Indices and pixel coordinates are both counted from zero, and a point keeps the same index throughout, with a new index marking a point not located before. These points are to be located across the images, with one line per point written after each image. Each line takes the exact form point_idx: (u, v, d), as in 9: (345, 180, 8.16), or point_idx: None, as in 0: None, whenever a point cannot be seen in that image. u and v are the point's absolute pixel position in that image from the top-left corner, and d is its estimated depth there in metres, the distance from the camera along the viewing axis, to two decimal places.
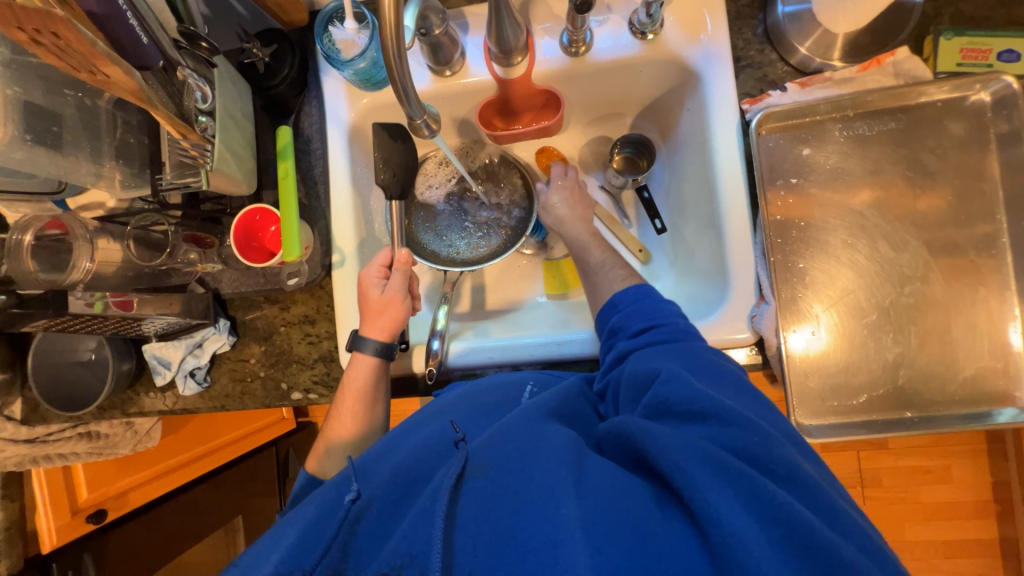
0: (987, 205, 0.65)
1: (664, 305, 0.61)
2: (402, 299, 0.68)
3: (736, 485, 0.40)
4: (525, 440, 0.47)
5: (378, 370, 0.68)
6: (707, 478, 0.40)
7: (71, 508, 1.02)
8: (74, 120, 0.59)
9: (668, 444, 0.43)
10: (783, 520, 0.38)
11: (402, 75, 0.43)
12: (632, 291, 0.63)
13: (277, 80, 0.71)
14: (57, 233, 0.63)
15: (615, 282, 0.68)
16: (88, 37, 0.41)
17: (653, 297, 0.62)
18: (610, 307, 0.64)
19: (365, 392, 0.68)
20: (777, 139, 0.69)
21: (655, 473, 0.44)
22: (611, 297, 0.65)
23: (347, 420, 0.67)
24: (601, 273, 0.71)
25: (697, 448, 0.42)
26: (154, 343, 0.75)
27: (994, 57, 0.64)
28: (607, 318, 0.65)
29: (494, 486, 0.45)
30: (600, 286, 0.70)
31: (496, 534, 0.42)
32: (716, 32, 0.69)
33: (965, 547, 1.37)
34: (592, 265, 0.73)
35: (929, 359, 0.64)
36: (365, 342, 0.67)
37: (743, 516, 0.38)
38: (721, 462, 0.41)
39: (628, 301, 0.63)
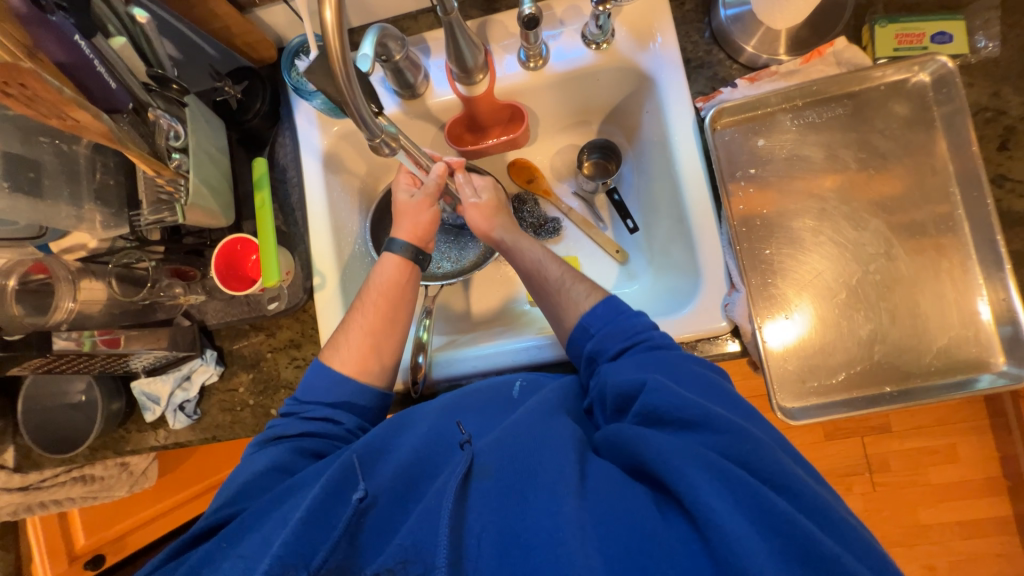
0: (939, 179, 0.67)
1: (637, 319, 0.61)
2: (429, 208, 0.72)
3: (737, 494, 0.40)
4: (528, 441, 0.48)
5: (409, 273, 0.71)
6: (706, 482, 0.41)
7: (68, 555, 1.06)
8: (53, 167, 0.61)
9: (668, 451, 0.44)
10: (778, 523, 0.39)
11: (355, 99, 0.46)
12: (601, 309, 0.62)
13: (250, 115, 0.74)
14: (42, 276, 0.65)
15: (580, 300, 0.65)
16: (54, 85, 0.44)
17: (624, 313, 0.62)
18: (581, 333, 0.62)
19: (393, 295, 0.69)
20: (732, 133, 0.71)
21: (654, 478, 0.45)
22: (580, 320, 0.63)
23: (358, 338, 0.67)
24: (563, 294, 0.67)
25: (697, 455, 0.43)
26: (143, 379, 0.76)
27: (928, 40, 0.68)
28: (580, 344, 0.63)
29: (500, 486, 0.45)
30: (564, 310, 0.66)
31: (499, 534, 0.43)
32: (666, 40, 0.72)
33: (980, 526, 1.35)
34: (551, 282, 0.68)
35: (902, 333, 0.65)
36: (395, 243, 0.71)
37: (741, 522, 0.39)
38: (718, 468, 0.42)
39: (600, 323, 0.62)
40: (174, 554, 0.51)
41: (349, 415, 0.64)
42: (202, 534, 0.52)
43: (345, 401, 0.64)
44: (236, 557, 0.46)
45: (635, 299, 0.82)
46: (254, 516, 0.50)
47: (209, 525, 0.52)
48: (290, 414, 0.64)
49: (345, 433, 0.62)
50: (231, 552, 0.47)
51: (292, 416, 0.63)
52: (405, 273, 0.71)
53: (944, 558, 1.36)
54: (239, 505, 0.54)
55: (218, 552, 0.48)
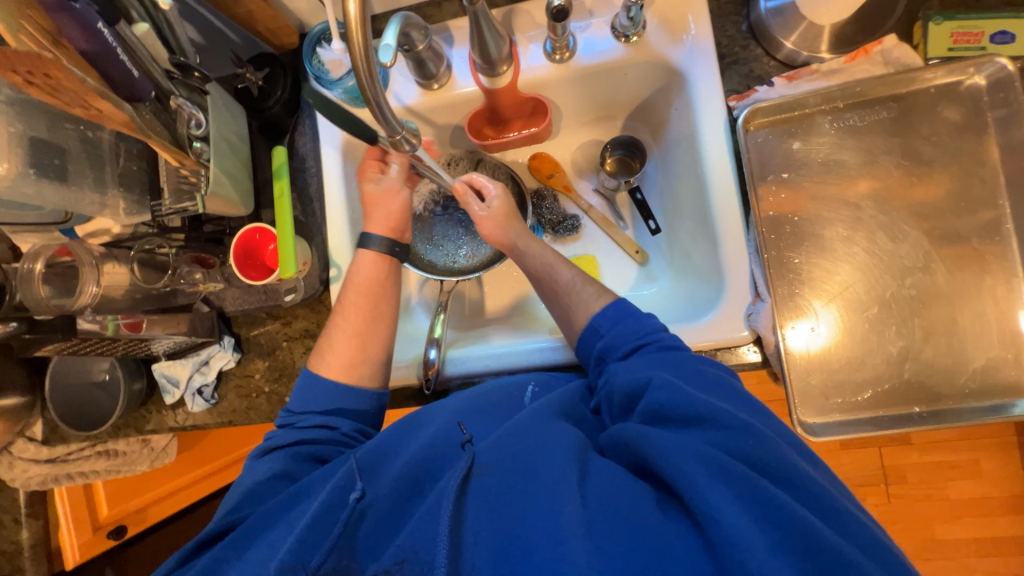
0: (988, 191, 0.63)
1: (647, 320, 0.59)
2: (399, 191, 0.73)
3: (737, 488, 0.39)
4: (529, 440, 0.47)
5: (388, 267, 0.72)
6: (710, 482, 0.40)
7: (93, 525, 1.10)
8: (78, 153, 0.62)
9: (670, 449, 0.43)
10: (786, 524, 0.37)
11: (376, 93, 0.44)
12: (611, 311, 0.60)
13: (271, 101, 0.73)
14: (67, 259, 0.66)
15: (592, 302, 0.63)
16: (78, 76, 0.44)
17: (634, 313, 0.60)
18: (591, 333, 0.61)
19: (372, 293, 0.70)
20: (766, 135, 0.68)
21: (658, 478, 0.44)
22: (591, 320, 0.62)
23: (343, 342, 0.67)
24: (573, 295, 0.65)
25: (701, 454, 0.42)
26: (163, 362, 0.77)
27: (987, 39, 0.63)
28: (590, 344, 0.61)
29: (499, 485, 0.44)
30: (574, 311, 0.64)
31: (497, 532, 0.42)
32: (700, 33, 0.69)
33: (999, 544, 1.31)
34: (562, 285, 0.66)
35: (936, 352, 0.62)
36: (371, 238, 0.71)
37: (747, 524, 0.37)
38: (723, 466, 0.40)
39: (610, 324, 0.60)
40: (181, 561, 0.51)
41: (344, 419, 0.64)
42: (207, 540, 0.53)
43: (340, 407, 0.64)
44: (242, 564, 0.48)
45: (653, 302, 0.80)
46: (258, 522, 0.51)
47: (216, 530, 0.53)
48: (287, 423, 0.64)
49: (342, 438, 0.62)
50: (239, 560, 0.48)
51: (288, 427, 0.63)
52: (384, 269, 0.71)
53: (958, 574, 1.33)
54: (243, 512, 0.55)
55: (225, 558, 0.49)
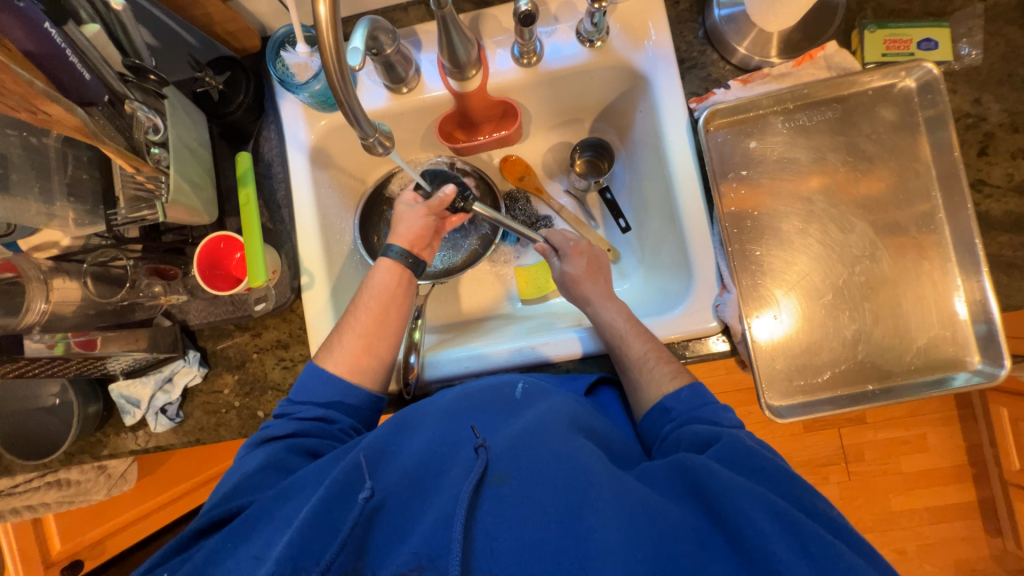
0: (922, 184, 0.69)
1: (722, 412, 0.59)
2: (423, 214, 0.74)
3: (800, 545, 0.43)
4: (565, 461, 0.48)
5: (402, 277, 0.72)
6: (769, 521, 0.44)
7: (44, 560, 1.02)
8: (20, 160, 0.58)
9: (732, 488, 0.46)
10: (830, 560, 0.42)
11: (350, 99, 0.44)
12: (686, 394, 0.60)
13: (233, 106, 0.71)
14: (11, 275, 0.62)
15: (665, 382, 0.62)
16: (25, 78, 0.41)
17: (709, 402, 0.60)
18: (660, 412, 0.61)
19: (388, 299, 0.70)
20: (725, 135, 0.72)
21: (704, 504, 0.47)
22: (660, 399, 0.62)
23: (354, 341, 0.66)
24: (646, 373, 0.64)
25: (759, 496, 0.46)
26: (121, 382, 0.73)
27: (915, 46, 0.69)
28: (657, 424, 0.61)
29: (518, 494, 0.46)
30: (645, 387, 0.64)
31: (521, 542, 0.43)
32: (660, 38, 0.72)
33: (947, 511, 1.42)
34: (632, 360, 0.65)
35: (884, 332, 0.67)
36: (392, 248, 0.72)
37: (797, 560, 0.42)
38: (782, 512, 0.44)
39: (683, 407, 0.60)
40: (176, 550, 0.50)
41: (342, 414, 0.64)
42: (208, 528, 0.52)
43: (339, 400, 0.64)
44: (237, 561, 0.46)
45: (628, 298, 0.83)
46: (257, 512, 0.50)
47: (211, 520, 0.52)
48: (283, 414, 0.63)
49: (337, 433, 0.63)
50: (237, 553, 0.47)
51: (284, 418, 0.63)
52: (399, 277, 0.72)
53: (915, 543, 1.42)
54: (243, 499, 0.54)
55: (223, 552, 0.48)
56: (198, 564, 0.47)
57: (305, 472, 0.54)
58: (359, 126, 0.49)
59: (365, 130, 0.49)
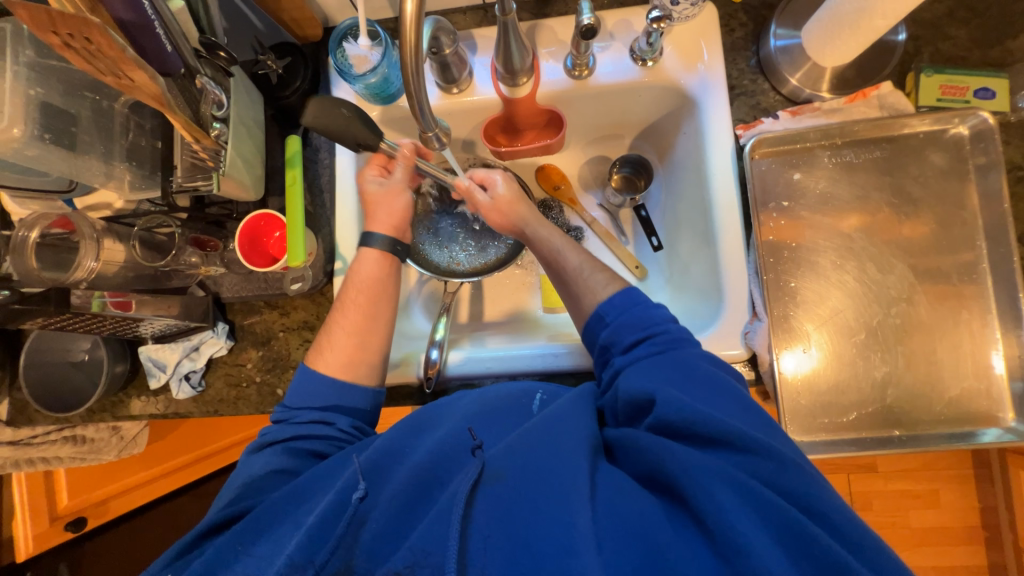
0: (967, 233, 0.68)
1: (655, 310, 0.61)
2: (402, 193, 0.73)
3: (762, 512, 0.41)
4: (546, 450, 0.48)
5: (389, 266, 0.72)
6: (731, 499, 0.41)
7: (50, 515, 1.06)
8: (89, 123, 0.60)
9: (691, 464, 0.44)
10: (797, 535, 0.39)
11: (418, 90, 0.46)
12: (618, 299, 0.62)
13: (289, 91, 0.73)
14: (62, 231, 0.63)
15: (600, 289, 0.66)
16: (118, 43, 0.43)
17: (641, 302, 0.62)
18: (597, 321, 0.63)
19: (373, 291, 0.69)
20: (769, 163, 0.72)
21: (670, 487, 0.45)
22: (597, 308, 0.64)
23: (341, 337, 0.67)
24: (581, 279, 0.68)
25: (717, 468, 0.43)
26: (151, 345, 0.75)
27: (971, 94, 0.68)
28: (596, 331, 0.63)
29: (511, 493, 0.46)
30: (583, 296, 0.67)
31: (508, 543, 0.43)
32: (712, 61, 0.73)
33: (955, 574, 1.37)
34: (569, 270, 0.69)
35: (915, 378, 0.66)
36: (373, 236, 0.71)
37: (759, 532, 0.40)
38: (741, 483, 0.42)
39: (616, 312, 0.62)
40: (185, 547, 0.51)
41: (341, 415, 0.63)
42: (214, 527, 0.52)
43: (335, 403, 0.64)
44: (250, 560, 0.47)
45: None
46: (265, 515, 0.50)
47: (221, 519, 0.53)
48: (282, 419, 0.63)
49: (338, 433, 0.62)
50: (246, 556, 0.47)
51: (284, 422, 0.63)
52: (386, 268, 0.71)
53: None
54: (250, 501, 0.54)
55: (232, 550, 0.48)
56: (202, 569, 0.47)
57: (314, 474, 0.53)
58: (422, 120, 0.51)
59: (427, 123, 0.51)
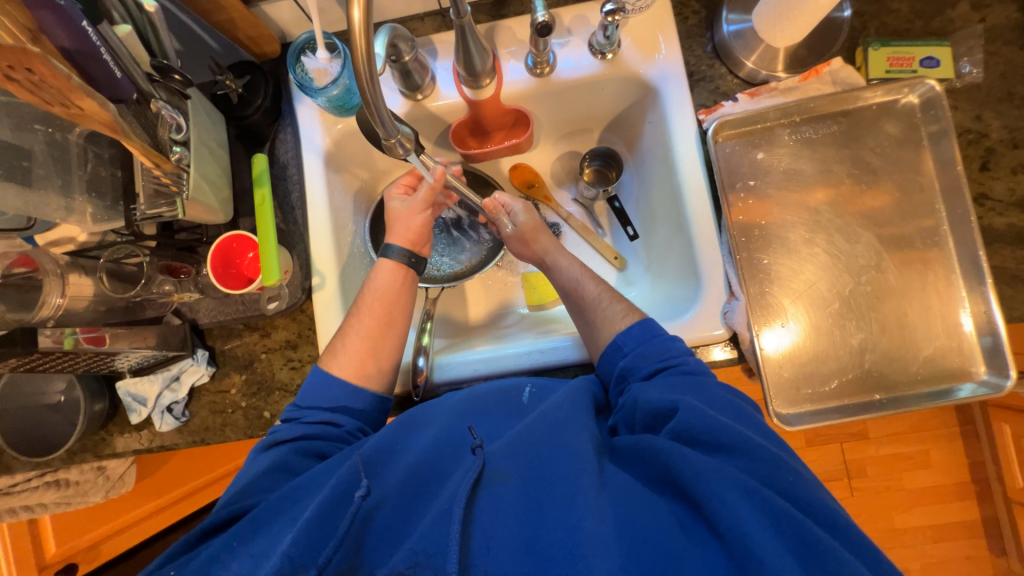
0: (926, 197, 0.70)
1: (671, 343, 0.61)
2: (422, 212, 0.76)
3: (777, 522, 0.41)
4: (552, 455, 0.48)
5: (405, 278, 0.73)
6: (745, 507, 0.42)
7: (39, 563, 1.02)
8: (43, 156, 0.59)
9: (706, 472, 0.44)
10: (810, 544, 0.40)
11: (375, 98, 0.46)
12: (636, 330, 0.63)
13: (251, 109, 0.72)
14: (25, 270, 0.62)
15: (617, 320, 0.66)
16: (63, 72, 0.42)
17: (659, 335, 0.62)
18: (614, 350, 0.63)
19: (390, 300, 0.70)
20: (733, 146, 0.73)
21: (683, 497, 0.46)
22: (614, 338, 0.64)
23: (355, 342, 0.66)
24: (600, 311, 0.68)
25: (732, 476, 0.44)
26: (129, 379, 0.73)
27: (917, 64, 0.71)
28: (611, 362, 0.63)
29: (514, 494, 0.46)
30: (599, 326, 0.67)
31: (511, 540, 0.44)
32: (670, 52, 0.74)
33: (951, 530, 1.41)
34: (588, 300, 0.70)
35: (890, 342, 0.68)
36: (390, 248, 0.73)
37: (776, 544, 0.40)
38: (755, 491, 0.43)
39: (634, 343, 0.62)
40: (185, 547, 0.49)
41: (348, 417, 0.63)
42: (212, 529, 0.51)
43: (344, 405, 0.63)
44: (248, 558, 0.46)
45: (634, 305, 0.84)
46: (264, 514, 0.49)
47: (222, 519, 0.52)
48: (291, 418, 0.63)
49: (344, 435, 0.62)
50: (244, 552, 0.46)
51: (293, 421, 0.62)
52: (402, 278, 0.72)
53: (918, 562, 1.41)
54: (251, 500, 0.53)
55: (228, 551, 0.47)
56: (203, 563, 0.46)
57: (313, 473, 0.52)
58: (382, 126, 0.50)
59: (386, 128, 0.50)
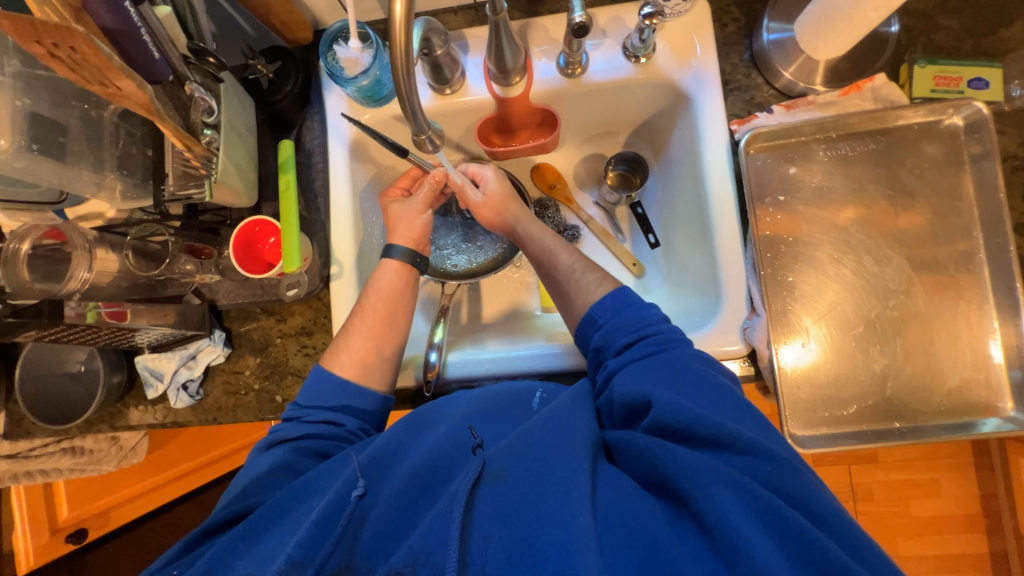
0: (963, 223, 0.68)
1: (647, 312, 0.61)
2: (422, 214, 0.76)
3: (762, 514, 0.41)
4: (542, 448, 0.48)
5: (407, 276, 0.73)
6: (732, 502, 0.41)
7: (50, 526, 1.05)
8: (78, 132, 0.60)
9: (688, 464, 0.44)
10: (797, 537, 0.39)
11: (410, 93, 0.45)
12: (611, 301, 0.62)
13: (281, 95, 0.72)
14: (54, 242, 0.63)
15: (592, 290, 0.66)
16: (104, 52, 0.42)
17: (633, 304, 0.62)
18: (589, 323, 0.63)
19: (393, 301, 0.70)
20: (765, 158, 0.71)
21: (669, 489, 0.45)
22: (590, 311, 0.64)
23: (359, 342, 0.67)
24: (574, 280, 0.68)
25: (715, 469, 0.43)
26: (147, 355, 0.74)
27: (965, 84, 0.68)
28: (589, 334, 0.63)
29: (511, 492, 0.46)
30: (575, 297, 0.67)
31: (510, 544, 0.43)
32: (705, 57, 0.72)
33: (957, 562, 1.38)
34: (561, 270, 0.70)
35: (915, 370, 0.66)
36: (395, 248, 0.73)
37: (762, 537, 0.39)
38: (738, 482, 0.42)
39: (609, 314, 0.62)
40: (189, 546, 0.49)
41: (349, 417, 0.63)
42: (215, 528, 0.51)
43: (346, 404, 0.64)
44: (250, 559, 0.46)
45: None
46: (269, 514, 0.49)
47: (228, 516, 0.51)
48: (292, 418, 0.63)
49: (348, 434, 0.62)
50: (250, 552, 0.46)
51: (294, 421, 0.63)
52: (405, 278, 0.72)
53: None
54: (256, 499, 0.53)
55: (234, 551, 0.46)
56: (209, 562, 0.46)
57: (318, 471, 0.53)
58: (413, 121, 0.50)
59: (418, 122, 0.50)
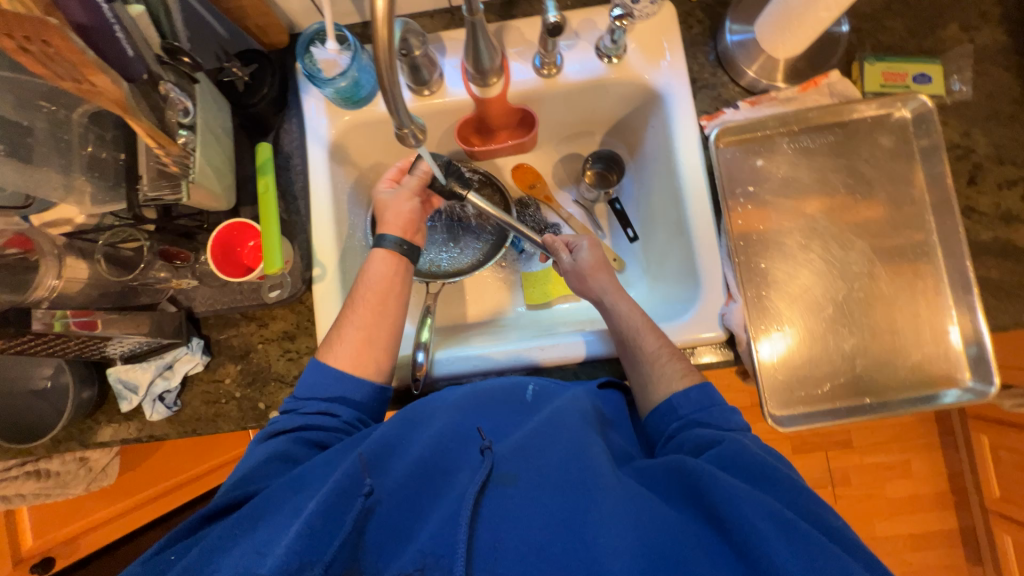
0: (916, 209, 0.73)
1: (731, 416, 0.60)
2: (410, 200, 0.74)
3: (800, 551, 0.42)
4: (566, 459, 0.49)
5: (400, 265, 0.72)
6: (773, 531, 0.43)
7: (13, 556, 1.00)
8: (44, 134, 0.58)
9: (738, 497, 0.45)
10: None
11: (392, 86, 0.46)
12: (697, 395, 0.61)
13: (256, 98, 0.71)
14: (19, 250, 0.62)
15: (676, 380, 0.63)
16: (79, 45, 0.42)
17: (719, 404, 0.61)
18: (669, 412, 0.62)
19: (386, 290, 0.69)
20: (733, 152, 0.75)
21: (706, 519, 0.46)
22: (670, 398, 0.62)
23: (353, 334, 0.65)
24: (658, 367, 0.65)
25: (760, 502, 0.45)
26: (120, 366, 0.71)
27: (910, 80, 0.74)
28: (662, 424, 0.62)
29: (523, 494, 0.46)
30: (657, 387, 0.64)
31: (524, 544, 0.43)
32: (674, 59, 0.76)
33: (929, 539, 1.44)
34: (646, 356, 0.66)
35: (881, 348, 0.70)
36: (384, 239, 0.72)
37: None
38: (788, 523, 0.44)
39: (692, 408, 0.61)
40: (188, 531, 0.49)
41: (346, 408, 0.63)
42: (216, 512, 0.51)
43: (342, 396, 0.63)
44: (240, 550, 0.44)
45: None
46: (266, 503, 0.48)
47: (226, 503, 0.51)
48: (289, 410, 0.62)
49: (344, 426, 0.62)
50: (242, 541, 0.45)
51: (290, 413, 0.62)
52: (395, 268, 0.71)
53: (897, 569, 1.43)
54: (252, 488, 0.53)
55: (230, 538, 0.46)
56: (203, 554, 0.44)
57: (315, 465, 0.52)
58: (395, 116, 0.50)
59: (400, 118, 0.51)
